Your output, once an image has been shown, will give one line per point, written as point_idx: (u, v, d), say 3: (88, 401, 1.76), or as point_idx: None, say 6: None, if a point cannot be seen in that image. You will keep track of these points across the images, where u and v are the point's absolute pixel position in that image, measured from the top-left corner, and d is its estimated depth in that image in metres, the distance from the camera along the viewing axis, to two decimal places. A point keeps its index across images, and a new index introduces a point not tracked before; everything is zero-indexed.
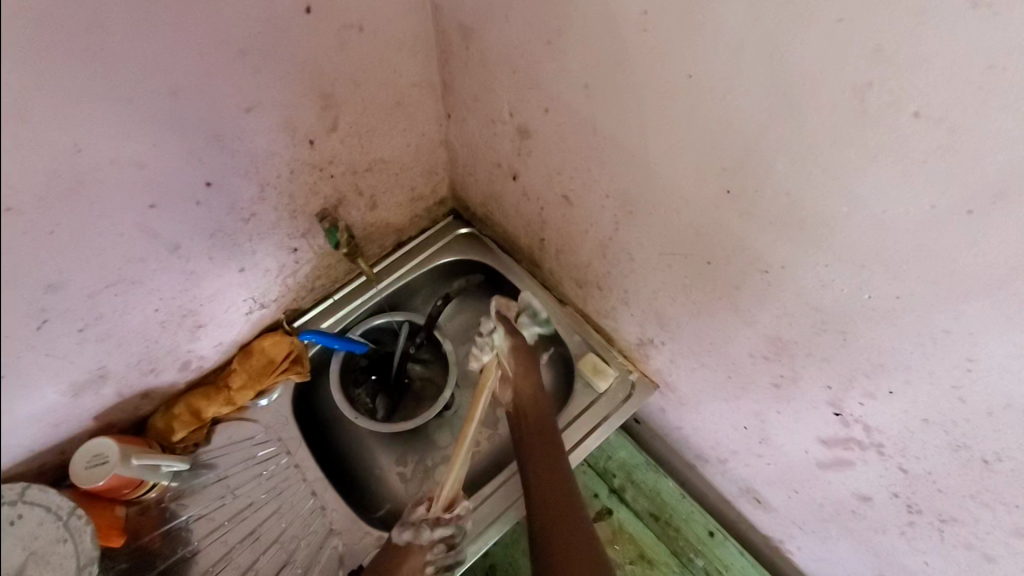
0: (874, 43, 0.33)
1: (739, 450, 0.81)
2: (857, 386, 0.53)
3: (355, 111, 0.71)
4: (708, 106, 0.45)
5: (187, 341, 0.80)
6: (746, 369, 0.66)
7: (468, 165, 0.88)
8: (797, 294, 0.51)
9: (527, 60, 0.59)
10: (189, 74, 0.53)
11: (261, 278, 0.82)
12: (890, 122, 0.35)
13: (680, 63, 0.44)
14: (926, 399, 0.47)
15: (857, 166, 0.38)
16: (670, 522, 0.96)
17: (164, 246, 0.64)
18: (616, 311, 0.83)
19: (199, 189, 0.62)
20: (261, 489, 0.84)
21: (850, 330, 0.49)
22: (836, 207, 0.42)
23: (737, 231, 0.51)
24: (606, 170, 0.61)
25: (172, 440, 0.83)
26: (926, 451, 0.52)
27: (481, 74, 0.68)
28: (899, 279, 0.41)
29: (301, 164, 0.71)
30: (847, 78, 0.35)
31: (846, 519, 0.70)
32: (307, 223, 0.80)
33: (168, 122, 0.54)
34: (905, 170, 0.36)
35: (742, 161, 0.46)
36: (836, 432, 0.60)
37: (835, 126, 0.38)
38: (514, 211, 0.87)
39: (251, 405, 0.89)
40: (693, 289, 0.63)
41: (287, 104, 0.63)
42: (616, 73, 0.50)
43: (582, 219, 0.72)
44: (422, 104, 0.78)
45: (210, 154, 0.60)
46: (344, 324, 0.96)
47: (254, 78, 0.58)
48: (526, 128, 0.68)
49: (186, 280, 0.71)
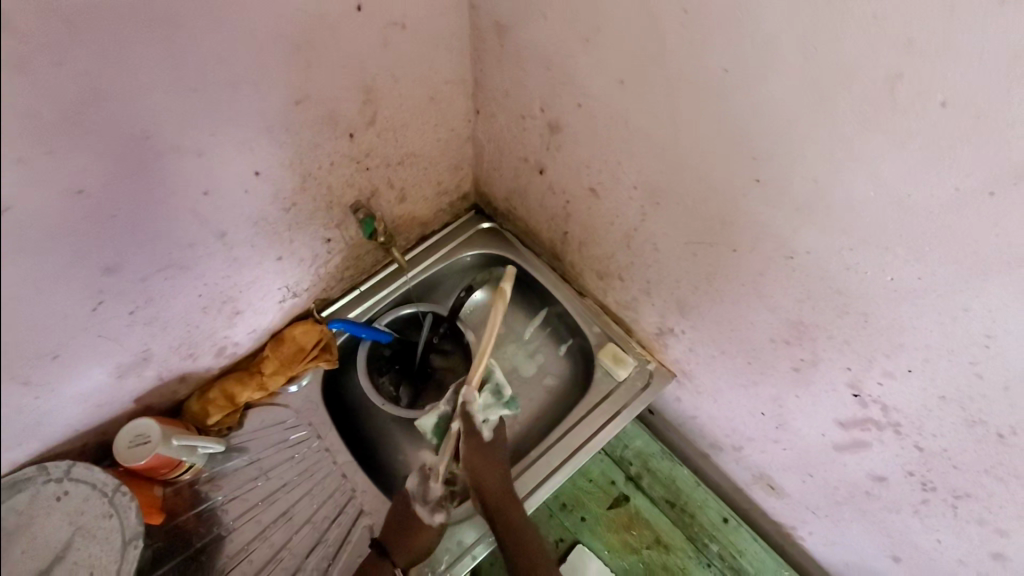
0: (907, 37, 0.37)
1: (755, 437, 0.84)
2: (877, 366, 0.56)
3: (392, 106, 0.74)
4: (743, 99, 0.48)
5: (225, 327, 0.82)
6: (766, 355, 0.69)
7: (493, 160, 0.91)
8: (821, 279, 0.54)
9: (563, 57, 0.63)
10: (250, 67, 0.56)
11: (295, 268, 0.85)
12: (919, 111, 0.38)
13: (717, 58, 0.48)
14: (944, 376, 0.51)
15: (886, 152, 0.42)
16: (686, 508, 0.99)
17: (211, 232, 0.67)
18: (636, 301, 0.86)
19: (248, 178, 0.66)
20: (293, 471, 0.87)
21: (872, 312, 0.52)
22: (862, 191, 0.45)
23: (765, 219, 0.54)
24: (635, 162, 0.65)
25: (207, 423, 0.86)
26: (943, 428, 0.55)
27: (514, 71, 0.71)
28: (923, 262, 0.45)
29: (340, 156, 0.74)
30: (880, 70, 0.39)
31: (861, 501, 0.73)
32: (341, 214, 0.83)
33: (227, 112, 0.58)
34: (933, 154, 0.39)
35: (772, 151, 0.49)
36: (855, 414, 0.63)
37: (866, 116, 0.41)
38: (538, 205, 0.90)
39: (281, 391, 0.91)
40: (716, 277, 0.66)
41: (332, 97, 0.66)
42: (652, 68, 0.54)
43: (607, 211, 0.76)
44: (453, 100, 0.82)
45: (261, 145, 0.64)
46: (370, 314, 0.98)
47: (306, 72, 0.61)
48: (557, 124, 0.72)
49: (228, 267, 0.74)
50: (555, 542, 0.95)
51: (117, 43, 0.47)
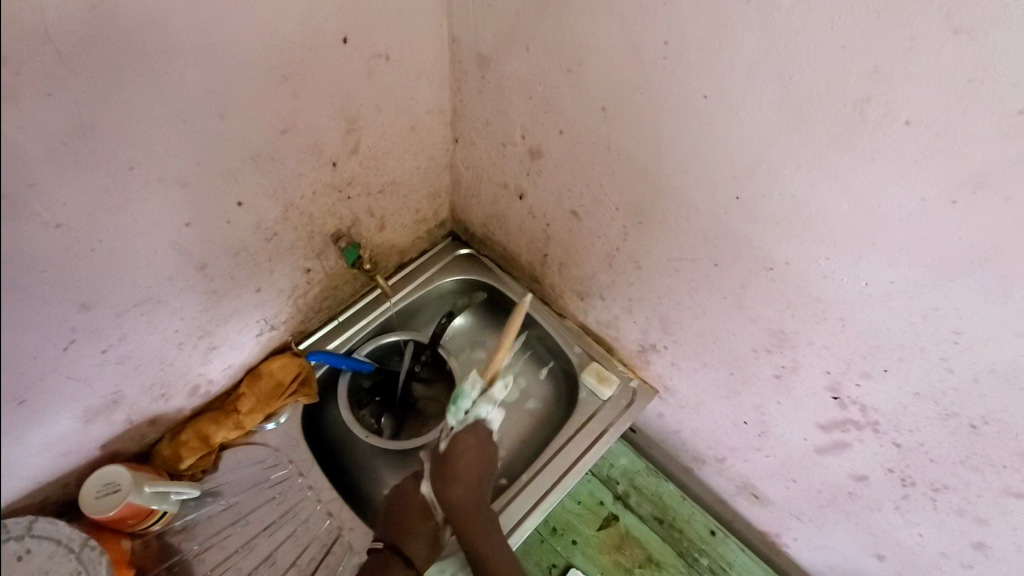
0: (872, 65, 0.41)
1: (738, 447, 0.86)
2: (855, 368, 0.59)
3: (375, 135, 0.75)
4: (724, 123, 0.52)
5: (199, 364, 0.79)
6: (748, 365, 0.72)
7: (472, 187, 0.92)
8: (799, 287, 0.57)
9: (546, 87, 0.66)
10: (238, 96, 0.56)
11: (274, 300, 0.83)
12: (886, 129, 0.43)
13: (698, 85, 0.51)
14: (919, 374, 0.54)
15: (857, 168, 0.46)
16: (674, 524, 1.00)
17: (191, 264, 0.65)
18: (617, 319, 0.88)
19: (232, 208, 0.64)
20: (274, 513, 0.83)
21: (849, 316, 0.55)
22: (836, 205, 0.49)
23: (746, 234, 0.58)
24: (617, 184, 0.67)
25: (180, 467, 0.81)
26: (918, 423, 0.58)
27: (496, 101, 0.74)
28: (894, 266, 0.49)
29: (323, 185, 0.74)
30: (850, 93, 0.43)
31: (843, 502, 0.76)
32: (322, 244, 0.82)
33: (213, 141, 0.57)
34: (900, 169, 0.43)
35: (752, 170, 0.53)
36: (834, 416, 0.66)
37: (839, 135, 0.45)
38: (518, 230, 0.92)
39: (257, 429, 0.88)
40: (699, 290, 0.69)
41: (318, 126, 0.66)
42: (635, 95, 0.57)
43: (589, 233, 0.78)
44: (432, 129, 0.83)
45: (244, 175, 0.63)
46: (350, 345, 0.96)
47: (292, 101, 0.62)
48: (538, 150, 0.74)
49: (206, 300, 0.71)
50: (548, 566, 0.94)
51: (109, 74, 0.46)
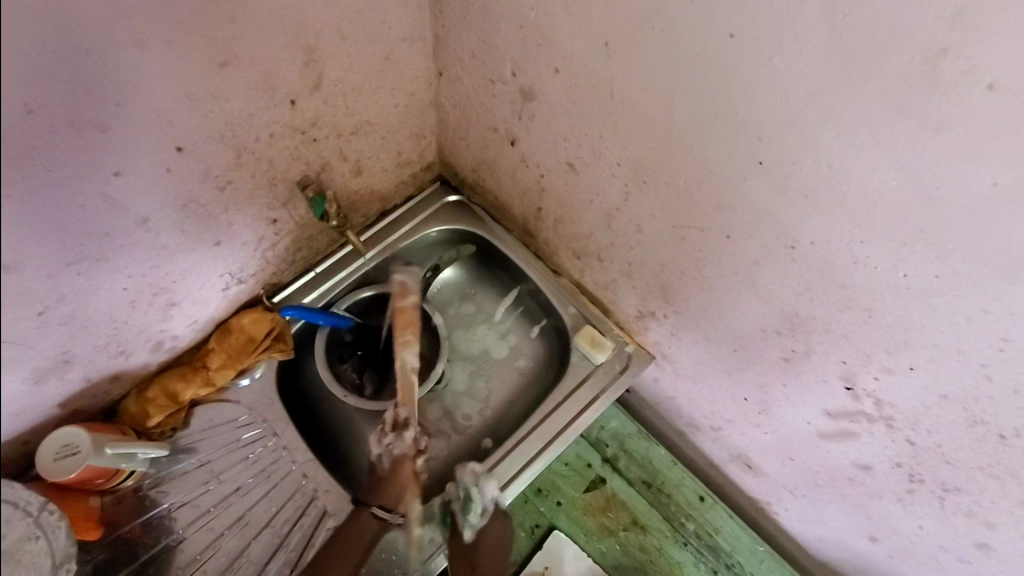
0: (955, 7, 0.31)
1: (735, 420, 0.81)
2: (876, 362, 0.52)
3: (341, 68, 0.64)
4: (753, 70, 0.41)
5: (159, 321, 0.73)
6: (755, 344, 0.65)
7: (459, 128, 0.82)
8: (823, 270, 0.49)
9: (539, 14, 0.54)
10: (157, 22, 0.47)
11: (238, 252, 0.75)
12: (961, 94, 0.33)
13: (724, 19, 0.41)
14: (949, 376, 0.48)
15: (914, 140, 0.37)
16: (663, 488, 0.98)
17: (131, 219, 0.58)
18: (615, 282, 0.80)
19: (170, 154, 0.56)
20: (248, 473, 0.81)
21: (877, 308, 0.48)
22: (881, 181, 0.40)
23: (766, 206, 0.49)
24: (619, 137, 0.57)
25: (147, 425, 0.78)
26: (939, 425, 0.52)
27: (482, 28, 0.62)
28: (942, 259, 0.41)
29: (282, 127, 0.64)
30: (921, 41, 0.33)
31: (842, 486, 0.72)
32: (289, 192, 0.73)
33: (132, 75, 0.48)
34: (971, 146, 0.35)
35: (782, 131, 0.43)
36: (844, 406, 0.60)
37: (898, 96, 0.36)
38: (509, 179, 0.82)
39: (230, 386, 0.84)
40: (706, 262, 0.61)
41: (267, 57, 0.56)
42: (642, 30, 0.47)
43: (587, 189, 0.68)
44: (412, 61, 0.72)
45: (181, 116, 0.54)
46: (327, 299, 0.90)
47: (231, 28, 0.52)
48: (530, 90, 0.63)
49: (156, 256, 0.64)
50: (529, 527, 0.93)
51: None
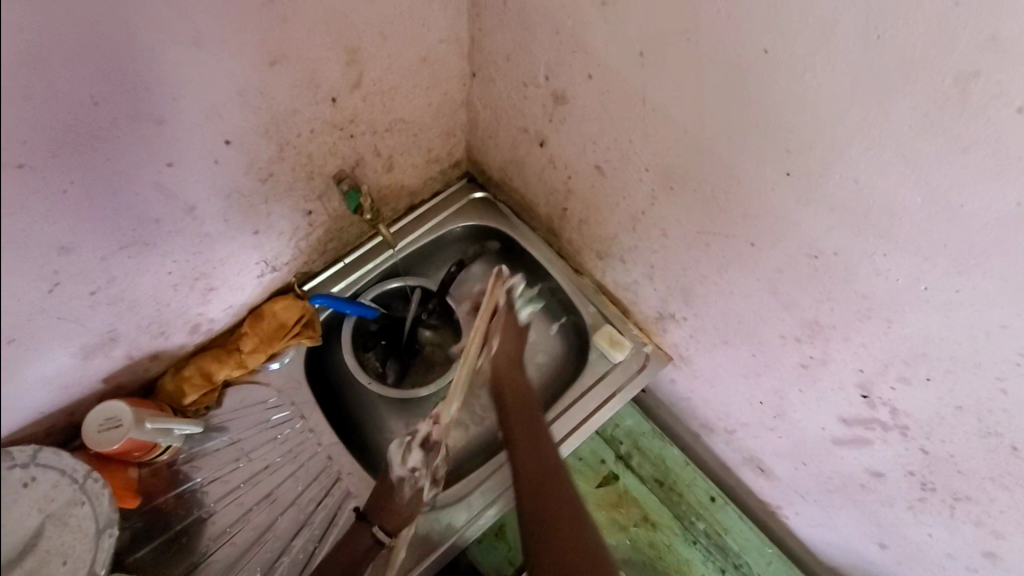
0: (988, 32, 0.32)
1: (750, 423, 0.83)
2: (893, 372, 0.54)
3: (380, 68, 0.67)
4: (784, 86, 0.43)
5: (198, 304, 0.77)
6: (773, 350, 0.66)
7: (490, 128, 0.84)
8: (845, 281, 0.50)
9: (575, 21, 0.56)
10: (214, 23, 0.49)
11: (274, 241, 0.78)
12: (989, 115, 0.34)
13: (756, 36, 0.42)
14: (965, 388, 0.49)
15: (942, 158, 0.37)
16: (674, 487, 0.99)
17: (179, 206, 0.61)
18: (636, 284, 0.82)
19: (218, 147, 0.59)
20: (276, 453, 0.84)
21: (897, 319, 0.49)
22: (907, 197, 0.41)
23: (791, 216, 0.50)
24: (648, 143, 0.59)
25: (183, 403, 0.82)
26: (953, 435, 0.53)
27: (518, 32, 0.64)
28: (964, 274, 0.42)
29: (322, 123, 0.67)
30: (952, 64, 0.34)
31: (853, 492, 0.73)
32: (324, 185, 0.76)
33: (189, 73, 0.51)
34: (996, 166, 0.35)
35: (810, 144, 0.44)
36: (860, 413, 0.62)
37: (926, 115, 0.37)
38: (536, 179, 0.84)
39: (261, 368, 0.87)
40: (728, 268, 0.62)
41: (311, 56, 0.59)
42: (677, 41, 0.48)
43: (614, 192, 0.70)
44: (447, 61, 0.74)
45: (231, 111, 0.57)
46: (355, 289, 0.93)
47: (280, 29, 0.54)
48: (563, 94, 0.65)
49: (200, 242, 0.68)
50: None
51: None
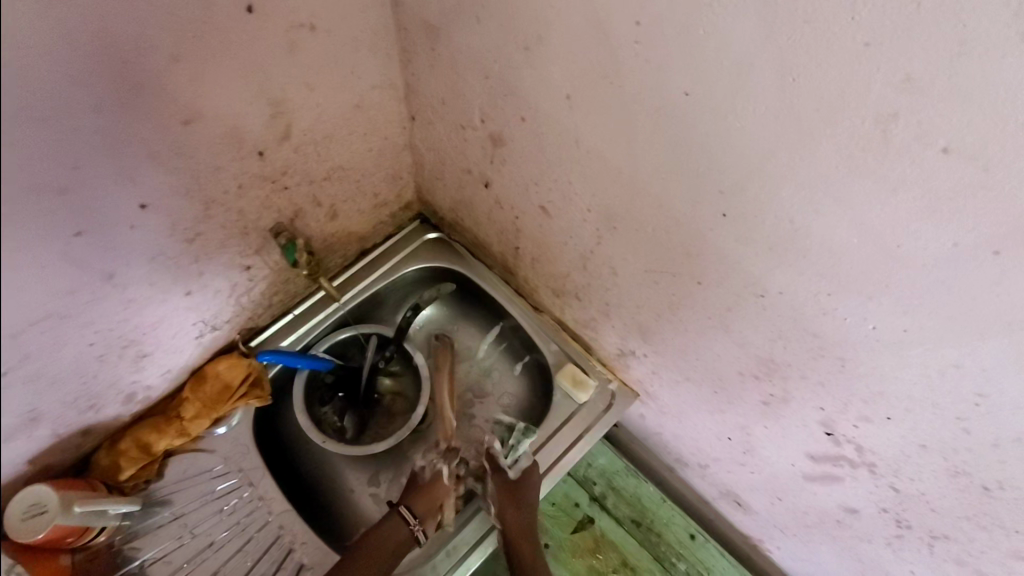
0: (904, 72, 0.30)
1: (722, 458, 0.80)
2: (854, 410, 0.51)
3: (309, 118, 0.64)
4: (711, 129, 0.41)
5: (130, 372, 0.72)
6: (733, 387, 0.64)
7: (435, 169, 0.82)
8: (795, 320, 0.48)
9: (501, 67, 0.54)
10: (113, 86, 0.46)
11: (211, 300, 0.74)
12: (916, 156, 0.32)
13: (676, 80, 0.40)
14: (927, 427, 0.47)
15: (873, 201, 0.36)
16: (652, 527, 0.95)
17: (94, 274, 0.57)
18: (594, 321, 0.79)
19: (134, 213, 0.55)
20: (223, 526, 0.78)
21: (850, 357, 0.47)
22: (845, 237, 0.39)
23: (732, 255, 0.48)
24: (587, 185, 0.57)
25: (119, 478, 0.76)
26: (922, 473, 0.51)
27: (448, 77, 0.62)
28: (909, 314, 0.40)
29: (251, 177, 0.64)
30: (872, 105, 0.32)
31: (832, 528, 0.70)
32: (261, 240, 0.72)
33: (91, 139, 0.47)
34: (929, 207, 0.33)
35: (743, 186, 0.42)
36: (826, 450, 0.59)
37: (851, 157, 0.35)
38: (486, 219, 0.82)
39: (206, 434, 0.82)
40: (679, 306, 0.60)
41: (230, 112, 0.56)
42: (600, 86, 0.46)
43: (561, 231, 0.68)
44: (383, 107, 0.72)
45: (144, 173, 0.53)
46: (305, 342, 0.89)
47: (190, 88, 0.51)
48: (499, 137, 0.63)
49: (125, 309, 0.63)
50: None
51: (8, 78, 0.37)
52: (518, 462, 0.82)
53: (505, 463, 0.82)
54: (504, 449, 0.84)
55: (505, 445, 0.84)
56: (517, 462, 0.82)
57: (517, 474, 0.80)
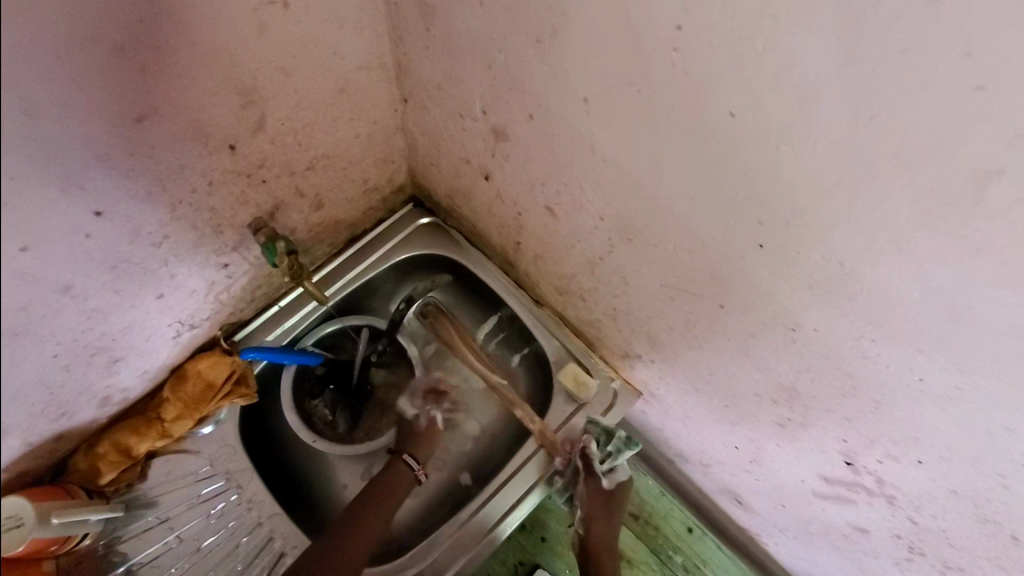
0: (1018, 125, 0.24)
1: (726, 462, 0.78)
2: (881, 447, 0.48)
3: (287, 106, 0.57)
4: (758, 157, 0.35)
5: (103, 377, 0.67)
6: (747, 405, 0.60)
7: (430, 155, 0.75)
8: (826, 358, 0.44)
9: (507, 57, 0.47)
10: (49, 84, 0.39)
11: (187, 300, 0.69)
12: (1013, 220, 0.27)
13: (720, 97, 0.34)
14: (962, 476, 0.44)
15: (948, 259, 0.31)
16: (650, 520, 0.95)
17: (50, 288, 0.50)
18: (600, 323, 0.75)
19: (88, 221, 0.48)
20: (211, 531, 0.76)
21: (885, 401, 0.43)
22: (903, 289, 0.34)
23: (762, 285, 0.43)
24: (601, 194, 0.51)
25: (99, 483, 0.72)
26: (945, 513, 0.49)
27: (444, 62, 0.55)
28: (966, 374, 0.36)
29: (223, 173, 0.57)
30: (967, 158, 0.26)
31: (837, 539, 0.68)
32: (239, 236, 0.66)
33: (29, 146, 0.40)
34: (1015, 274, 0.29)
35: (786, 222, 0.37)
36: (843, 476, 0.56)
37: (929, 208, 0.29)
38: (485, 212, 0.76)
39: (190, 434, 0.78)
40: (695, 325, 0.56)
41: (193, 103, 0.48)
42: (625, 93, 0.39)
43: (568, 235, 0.62)
44: (371, 89, 0.64)
45: (95, 178, 0.46)
46: (292, 336, 0.84)
47: (146, 81, 0.44)
48: (502, 131, 0.56)
49: (89, 318, 0.57)
50: (513, 564, 0.91)
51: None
52: (613, 471, 0.85)
53: (602, 470, 0.83)
54: (602, 454, 0.83)
55: (603, 450, 0.83)
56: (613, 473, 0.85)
57: (610, 484, 0.85)
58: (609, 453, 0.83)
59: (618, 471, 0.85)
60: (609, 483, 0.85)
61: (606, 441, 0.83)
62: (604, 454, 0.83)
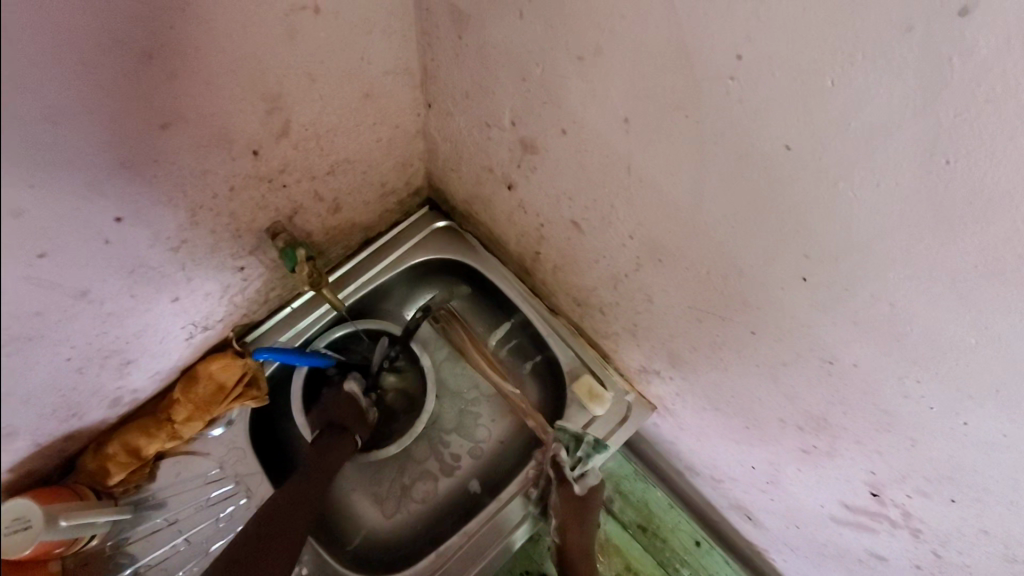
0: None
1: (740, 480, 0.77)
2: (911, 482, 0.47)
3: (312, 111, 0.55)
4: (813, 191, 0.34)
5: (114, 378, 0.66)
6: (769, 429, 0.59)
7: (451, 160, 0.73)
8: (862, 393, 0.43)
9: (545, 70, 0.45)
10: (76, 90, 0.37)
11: (202, 303, 0.67)
12: None
13: (778, 129, 0.32)
14: (996, 518, 0.43)
15: (1012, 308, 0.29)
16: (658, 532, 0.95)
17: (66, 293, 0.49)
18: (618, 336, 0.74)
19: (107, 227, 0.47)
20: (219, 535, 0.75)
21: (923, 440, 0.42)
22: (957, 333, 0.33)
23: (800, 317, 0.42)
24: (634, 213, 0.50)
25: (108, 483, 0.71)
26: (973, 550, 0.48)
27: (475, 71, 0.53)
28: (1015, 422, 0.35)
29: (244, 178, 0.55)
30: None
31: (852, 563, 0.68)
32: (256, 240, 0.65)
33: (51, 152, 0.39)
34: None
35: (835, 258, 0.36)
36: (866, 505, 0.55)
37: (997, 258, 0.28)
38: (505, 219, 0.74)
39: (200, 435, 0.77)
40: (722, 347, 0.55)
41: (220, 109, 0.47)
42: (672, 116, 0.38)
43: (593, 249, 0.61)
44: (396, 94, 0.62)
45: (117, 184, 0.45)
46: (304, 338, 0.83)
47: (174, 86, 0.42)
48: (532, 143, 0.55)
49: (104, 322, 0.56)
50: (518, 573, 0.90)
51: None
52: (585, 477, 0.82)
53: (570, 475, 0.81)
54: (572, 459, 0.82)
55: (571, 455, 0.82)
56: (585, 478, 0.82)
57: (581, 490, 0.81)
58: (579, 457, 0.82)
59: (592, 477, 0.82)
60: (581, 489, 0.81)
61: (576, 446, 0.82)
62: (574, 459, 0.82)
